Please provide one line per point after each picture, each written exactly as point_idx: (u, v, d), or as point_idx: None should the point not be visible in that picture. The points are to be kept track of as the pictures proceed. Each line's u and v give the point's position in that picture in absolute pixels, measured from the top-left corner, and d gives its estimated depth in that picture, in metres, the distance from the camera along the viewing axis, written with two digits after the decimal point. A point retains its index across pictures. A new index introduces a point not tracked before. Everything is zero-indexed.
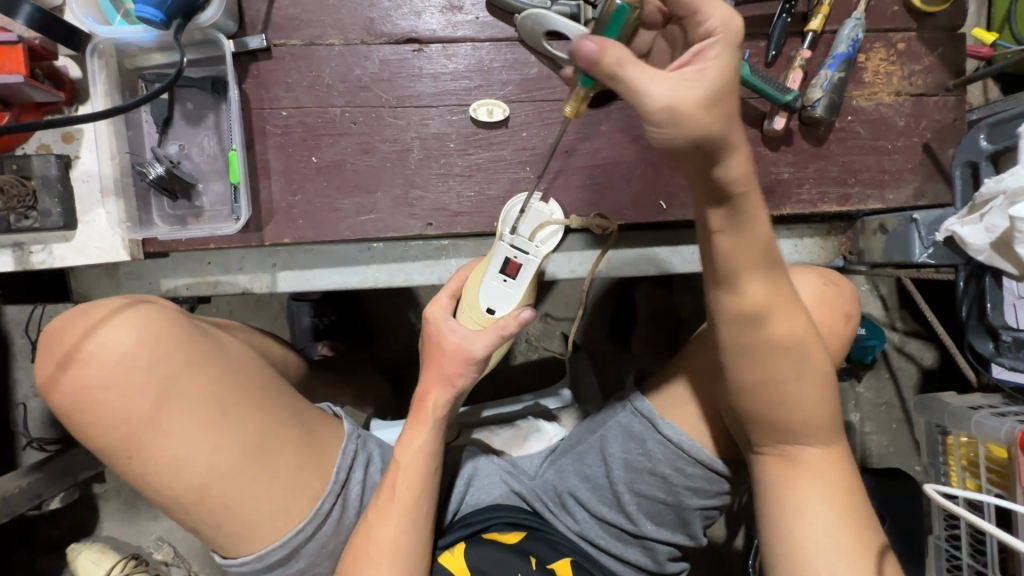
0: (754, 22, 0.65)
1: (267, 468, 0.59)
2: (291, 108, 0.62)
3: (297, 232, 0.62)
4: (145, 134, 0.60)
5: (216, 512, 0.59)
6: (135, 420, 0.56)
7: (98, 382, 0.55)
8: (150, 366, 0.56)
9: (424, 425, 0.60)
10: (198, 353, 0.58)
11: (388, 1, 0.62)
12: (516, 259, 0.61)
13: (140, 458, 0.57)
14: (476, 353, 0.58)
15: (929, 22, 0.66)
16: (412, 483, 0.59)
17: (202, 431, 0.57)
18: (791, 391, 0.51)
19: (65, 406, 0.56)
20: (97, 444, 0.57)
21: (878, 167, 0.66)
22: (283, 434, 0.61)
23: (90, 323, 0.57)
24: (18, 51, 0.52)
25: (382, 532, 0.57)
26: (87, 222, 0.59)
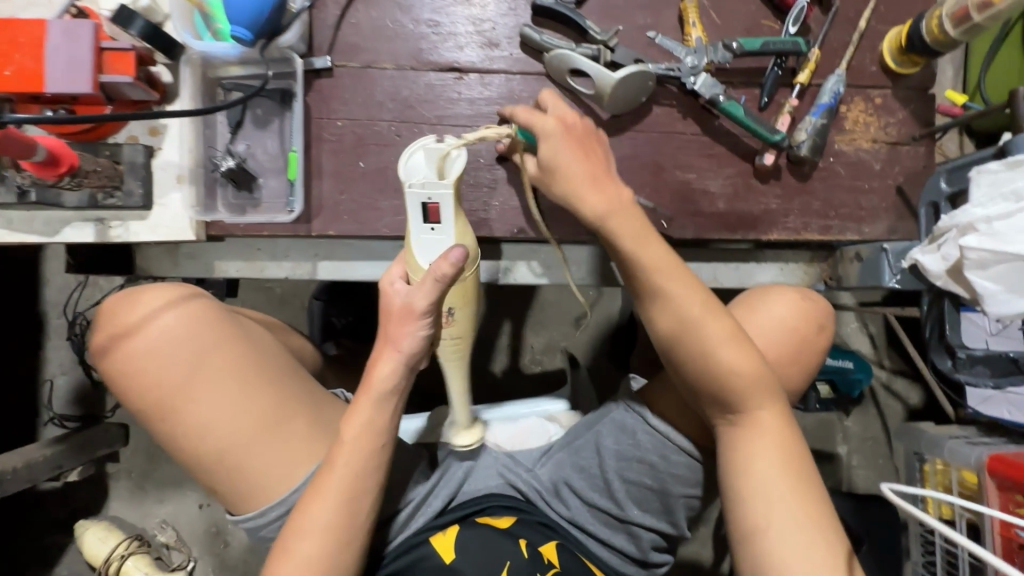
0: (751, 72, 0.75)
1: (279, 438, 0.64)
2: (346, 119, 0.72)
3: (341, 226, 0.71)
4: (219, 133, 0.70)
5: (232, 475, 0.64)
6: (169, 386, 0.62)
7: (139, 351, 0.61)
8: (184, 338, 0.62)
9: (367, 399, 0.61)
10: (226, 330, 0.65)
11: (436, 35, 0.73)
12: (432, 203, 0.54)
13: (169, 422, 0.62)
14: (417, 306, 0.56)
15: (903, 82, 0.76)
16: (358, 456, 0.60)
17: (223, 399, 0.62)
18: (735, 374, 0.57)
19: (109, 371, 0.63)
20: (137, 406, 0.63)
21: (856, 203, 0.75)
22: (295, 409, 0.66)
23: (137, 298, 0.63)
24: (130, 57, 0.61)
25: (324, 508, 0.59)
26: (161, 204, 0.67)
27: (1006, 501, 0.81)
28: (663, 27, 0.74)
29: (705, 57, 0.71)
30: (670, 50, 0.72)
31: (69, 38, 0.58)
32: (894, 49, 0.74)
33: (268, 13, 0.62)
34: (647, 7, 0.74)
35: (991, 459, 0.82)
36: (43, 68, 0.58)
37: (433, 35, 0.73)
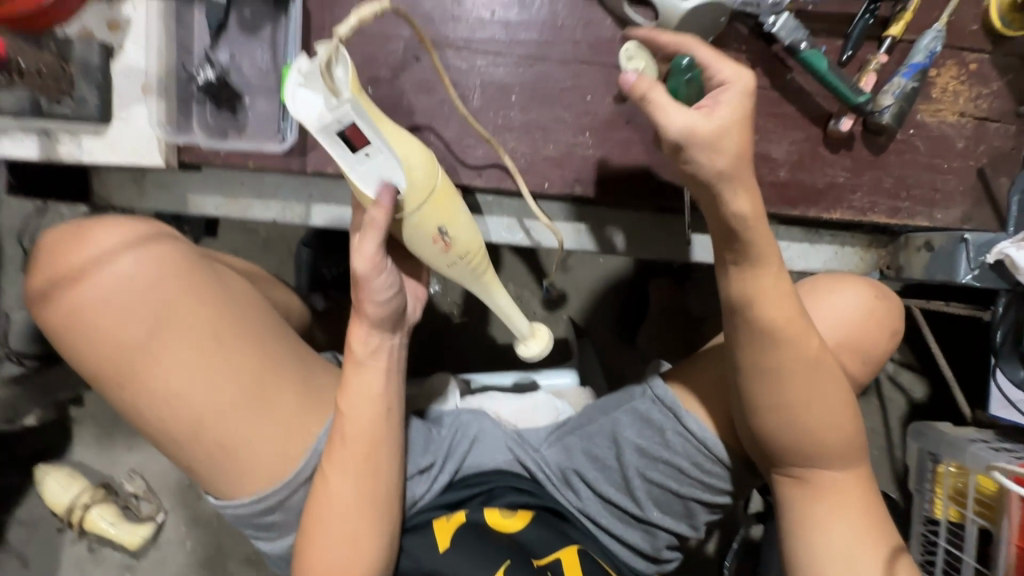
0: (835, 19, 0.63)
1: (264, 411, 0.56)
2: (352, 32, 0.59)
3: (341, 164, 0.60)
4: (196, 35, 0.56)
5: (211, 452, 0.55)
6: (133, 347, 0.52)
7: (96, 304, 0.51)
8: (152, 290, 0.52)
9: (356, 367, 0.56)
10: (204, 282, 0.54)
11: None
12: (349, 126, 0.47)
13: (133, 389, 0.53)
14: (364, 267, 0.51)
15: (1004, 46, 0.65)
16: (365, 428, 0.56)
17: (200, 365, 0.53)
18: (800, 379, 0.52)
19: (58, 327, 0.52)
20: (91, 369, 0.53)
21: (931, 185, 0.66)
22: (283, 379, 0.57)
23: (90, 239, 0.52)
24: None
25: (335, 481, 0.56)
26: (122, 118, 0.55)
27: None
28: None
29: None
30: None
31: None
32: (1004, 4, 0.63)
33: None
34: None
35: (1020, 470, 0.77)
36: None
37: None
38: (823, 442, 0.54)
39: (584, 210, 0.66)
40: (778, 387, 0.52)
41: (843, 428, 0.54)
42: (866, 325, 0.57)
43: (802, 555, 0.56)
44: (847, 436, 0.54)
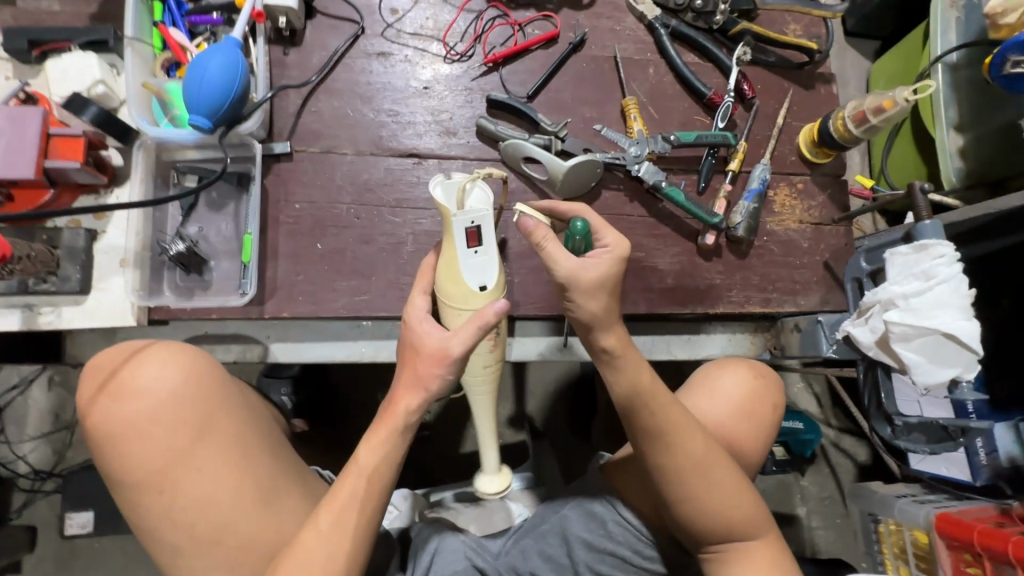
0: (687, 160, 0.82)
1: (278, 516, 0.60)
2: (303, 201, 0.72)
3: (296, 307, 0.70)
4: (170, 217, 0.69)
5: (227, 558, 0.58)
6: (179, 453, 0.57)
7: (147, 414, 0.57)
8: (197, 400, 0.59)
9: (392, 432, 0.56)
10: (238, 396, 0.63)
11: (396, 124, 0.76)
12: (474, 226, 0.57)
13: (169, 494, 0.57)
14: (452, 350, 0.54)
15: (820, 169, 0.85)
16: (363, 495, 0.55)
17: (230, 470, 0.59)
18: (699, 459, 0.60)
19: (102, 436, 0.57)
20: (126, 477, 0.57)
21: (790, 278, 0.81)
22: (293, 488, 0.63)
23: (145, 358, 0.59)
24: (79, 143, 0.59)
25: (309, 553, 0.53)
26: (101, 288, 0.64)
27: (957, 561, 0.84)
28: (608, 119, 0.81)
29: (646, 147, 0.77)
30: (614, 140, 0.78)
31: (12, 123, 0.57)
32: (808, 142, 0.83)
33: (230, 104, 0.63)
34: (592, 102, 0.81)
35: (938, 519, 0.86)
36: None
37: (393, 123, 0.76)
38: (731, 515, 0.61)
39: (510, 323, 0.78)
40: (674, 480, 0.60)
41: (745, 503, 0.62)
42: (750, 404, 0.69)
43: None
44: (747, 509, 0.61)
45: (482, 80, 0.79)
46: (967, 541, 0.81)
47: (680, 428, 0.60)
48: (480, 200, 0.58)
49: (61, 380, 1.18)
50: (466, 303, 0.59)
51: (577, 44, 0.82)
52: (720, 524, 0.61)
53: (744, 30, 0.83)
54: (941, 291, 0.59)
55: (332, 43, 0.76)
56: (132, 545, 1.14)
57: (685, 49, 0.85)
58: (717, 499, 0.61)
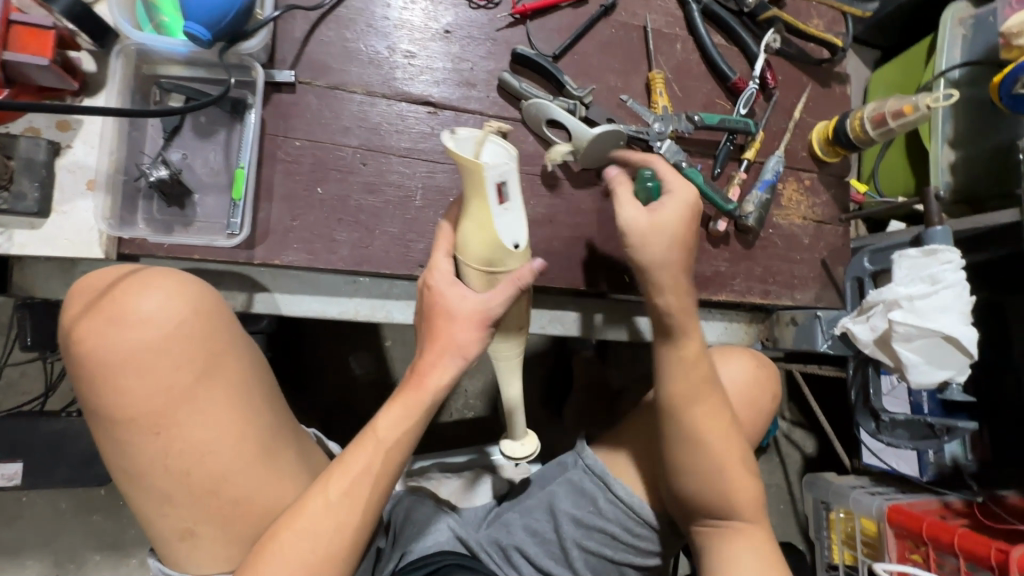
0: (706, 144, 0.80)
1: (272, 466, 0.61)
2: (305, 139, 0.65)
3: (290, 255, 0.63)
4: (148, 138, 0.60)
5: (218, 508, 0.58)
6: (179, 394, 0.55)
7: (148, 350, 0.54)
8: (201, 342, 0.56)
9: (416, 401, 0.57)
10: (243, 346, 0.61)
11: (411, 67, 0.70)
12: (500, 181, 0.54)
13: (165, 437, 0.55)
14: (491, 313, 0.56)
15: (827, 168, 0.86)
16: (376, 467, 0.56)
17: (232, 418, 0.58)
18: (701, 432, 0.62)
19: (95, 366, 0.54)
20: (119, 414, 0.54)
21: (790, 272, 0.82)
22: (287, 439, 0.64)
23: (146, 290, 0.55)
24: (49, 37, 0.50)
25: (324, 511, 0.54)
26: (63, 212, 0.56)
27: (902, 548, 0.90)
28: (632, 91, 0.78)
29: (671, 125, 0.75)
30: (638, 113, 0.76)
31: None
32: (821, 140, 0.84)
33: (235, 16, 0.55)
34: (618, 71, 0.78)
35: (890, 510, 0.91)
36: None
37: (408, 66, 0.70)
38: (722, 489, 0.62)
39: None
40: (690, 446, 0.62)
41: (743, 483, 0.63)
42: (751, 392, 0.70)
43: None
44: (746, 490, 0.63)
45: (508, 31, 0.74)
46: (915, 531, 0.86)
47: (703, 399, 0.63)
48: (498, 154, 0.54)
49: None
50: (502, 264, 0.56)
51: (609, 7, 0.78)
52: (712, 503, 0.62)
53: (775, 17, 0.82)
54: (946, 296, 0.62)
55: None
56: (65, 502, 1.06)
57: (714, 28, 0.83)
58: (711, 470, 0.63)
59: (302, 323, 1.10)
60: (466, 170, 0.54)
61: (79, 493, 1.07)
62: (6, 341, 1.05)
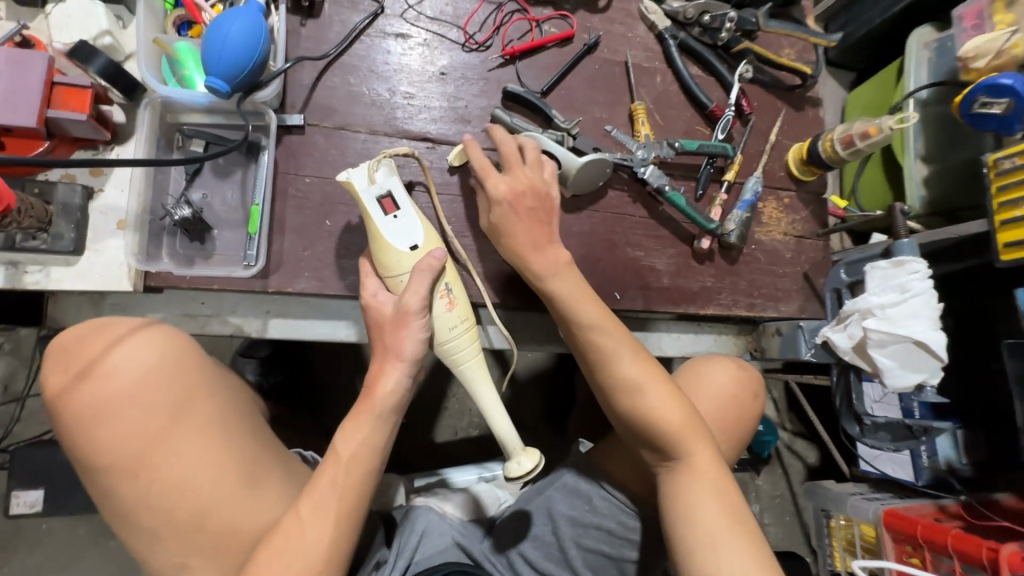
0: (688, 167, 0.85)
1: (261, 495, 0.57)
2: (314, 176, 0.71)
3: (302, 283, 0.68)
4: (172, 180, 0.66)
5: (208, 546, 0.54)
6: (151, 435, 0.53)
7: (117, 397, 0.52)
8: (171, 378, 0.54)
9: (372, 417, 0.58)
10: (218, 380, 0.59)
11: (411, 106, 0.76)
12: (386, 197, 0.62)
13: (143, 480, 0.53)
14: (410, 304, 0.59)
15: (805, 186, 0.91)
16: (343, 483, 0.55)
17: (211, 452, 0.55)
18: (655, 424, 0.62)
19: (66, 416, 0.52)
20: (96, 464, 0.52)
21: (774, 285, 0.86)
22: (274, 465, 0.60)
23: (112, 333, 0.55)
24: (86, 95, 0.56)
25: (308, 523, 0.54)
26: (95, 249, 0.61)
27: (900, 552, 0.92)
28: (616, 121, 0.84)
29: (653, 151, 0.80)
30: (622, 141, 0.81)
31: (12, 66, 0.53)
32: (797, 160, 0.89)
33: (250, 69, 0.61)
34: (603, 103, 0.84)
35: (886, 514, 0.93)
36: None
37: (408, 106, 0.76)
38: (679, 481, 0.61)
39: (512, 315, 0.81)
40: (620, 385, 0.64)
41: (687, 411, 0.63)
42: (720, 383, 0.73)
43: (691, 538, 0.59)
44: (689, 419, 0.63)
45: (499, 71, 0.80)
46: (910, 533, 0.88)
47: (615, 337, 0.65)
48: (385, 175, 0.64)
49: (11, 348, 1.10)
50: (400, 265, 0.61)
51: (592, 45, 0.84)
52: (655, 438, 0.62)
53: (747, 49, 0.88)
54: (915, 303, 0.66)
55: (352, 18, 0.75)
56: (83, 528, 1.10)
57: (691, 61, 0.89)
58: (647, 404, 0.63)
59: (310, 347, 1.14)
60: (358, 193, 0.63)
61: (97, 519, 1.10)
62: (29, 373, 1.10)
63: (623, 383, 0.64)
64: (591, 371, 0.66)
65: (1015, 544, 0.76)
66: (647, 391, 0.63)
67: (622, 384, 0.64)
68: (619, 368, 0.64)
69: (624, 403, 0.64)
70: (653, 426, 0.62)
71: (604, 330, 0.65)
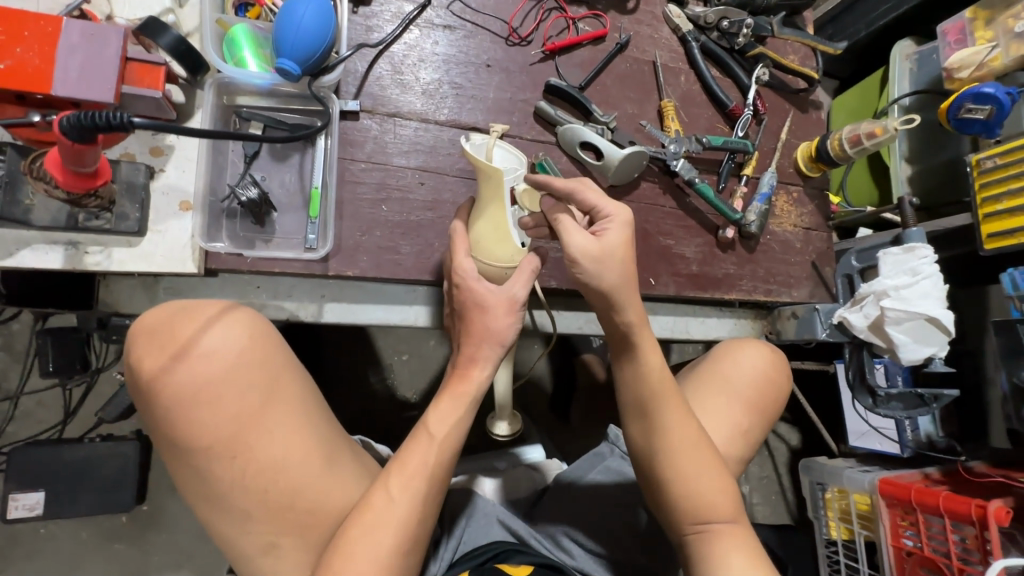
0: (711, 162, 0.91)
1: (342, 475, 0.58)
2: (368, 162, 0.71)
3: (359, 267, 0.69)
4: (231, 162, 0.66)
5: (295, 524, 0.55)
6: (247, 416, 0.53)
7: (214, 379, 0.52)
8: (260, 362, 0.54)
9: (462, 394, 0.60)
10: (296, 363, 0.59)
11: (459, 96, 0.78)
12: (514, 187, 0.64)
13: (239, 460, 0.52)
14: (519, 296, 0.61)
15: (811, 182, 0.99)
16: (433, 461, 0.56)
17: (300, 432, 0.56)
18: (691, 484, 0.62)
19: (160, 398, 0.51)
20: (191, 444, 0.52)
21: (787, 272, 0.93)
22: (347, 447, 0.61)
23: (201, 315, 0.54)
24: (160, 72, 0.57)
25: (398, 500, 0.54)
26: (158, 230, 0.60)
27: (895, 517, 1.01)
28: (647, 116, 0.88)
29: (683, 146, 0.85)
30: (655, 136, 0.86)
31: (89, 40, 0.53)
32: (805, 157, 0.96)
33: (320, 53, 0.62)
34: (635, 100, 0.88)
35: (881, 483, 1.01)
36: (52, 69, 0.51)
37: (457, 95, 0.77)
38: (718, 554, 0.60)
39: (553, 299, 0.84)
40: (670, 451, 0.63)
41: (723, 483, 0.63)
42: (752, 379, 0.79)
43: None
44: (724, 493, 0.62)
45: (540, 66, 0.83)
46: (906, 499, 0.97)
47: (672, 409, 0.63)
48: (505, 160, 0.64)
49: (4, 343, 1.03)
50: (513, 258, 0.64)
51: (624, 44, 0.88)
52: (690, 506, 0.62)
53: (761, 54, 0.95)
54: (925, 285, 0.74)
55: (402, 9, 0.77)
56: (85, 532, 1.05)
57: (710, 63, 0.95)
58: (690, 473, 0.62)
59: (325, 339, 1.13)
60: (483, 175, 0.61)
61: (100, 522, 1.05)
62: (24, 368, 1.04)
63: (663, 437, 0.63)
64: (632, 418, 0.65)
65: (999, 501, 0.86)
66: (689, 449, 0.63)
67: (667, 438, 0.63)
68: (664, 420, 0.63)
69: (661, 460, 0.63)
70: (694, 487, 0.62)
71: (654, 379, 0.63)
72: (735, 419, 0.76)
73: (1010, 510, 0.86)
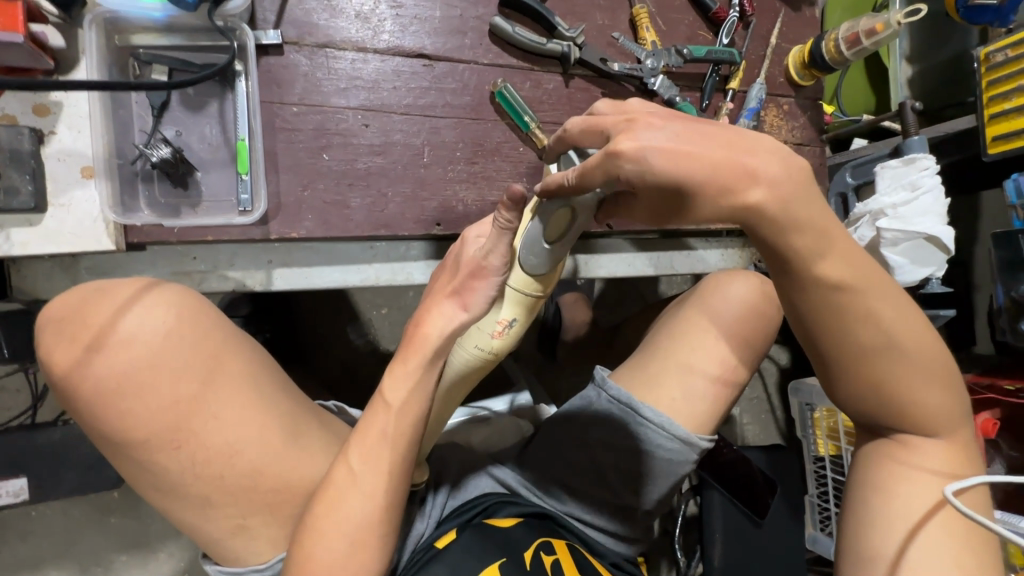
0: (692, 77, 0.81)
1: (305, 450, 0.56)
2: (302, 104, 0.62)
3: (306, 227, 0.62)
4: (136, 116, 0.58)
5: (262, 502, 0.54)
6: (185, 405, 0.51)
7: (139, 367, 0.50)
8: (195, 346, 0.52)
9: (423, 361, 0.49)
10: (241, 339, 0.56)
11: (398, 14, 0.66)
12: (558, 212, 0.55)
13: (186, 449, 0.51)
14: (493, 264, 0.47)
15: (803, 92, 0.89)
16: (393, 433, 0.51)
17: (248, 413, 0.54)
18: (905, 404, 0.48)
19: (88, 394, 0.49)
20: (130, 438, 0.50)
21: None
22: (310, 417, 0.59)
23: (119, 303, 0.51)
24: (16, 8, 0.47)
25: (365, 474, 0.50)
26: (61, 205, 0.53)
27: None
28: (619, 27, 0.77)
29: (662, 59, 0.76)
30: (629, 50, 0.76)
31: None
32: (798, 64, 0.86)
33: None
34: (604, 8, 0.77)
35: None
36: None
37: (396, 17, 0.66)
38: (900, 477, 0.51)
39: None
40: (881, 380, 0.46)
41: (933, 393, 0.48)
42: (745, 314, 0.74)
43: (887, 519, 0.51)
44: (938, 404, 0.48)
45: None
46: None
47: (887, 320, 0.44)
48: None
49: None
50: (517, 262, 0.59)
51: None
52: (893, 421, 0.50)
53: None
54: (925, 200, 0.71)
55: None
56: (78, 509, 1.05)
57: None
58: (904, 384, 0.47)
59: (295, 301, 1.07)
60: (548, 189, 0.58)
61: (91, 498, 1.05)
62: None
63: (868, 373, 0.46)
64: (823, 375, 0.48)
65: (987, 414, 0.88)
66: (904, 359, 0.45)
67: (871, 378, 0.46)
68: (895, 373, 0.46)
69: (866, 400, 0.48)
70: (910, 425, 0.49)
71: (888, 333, 0.44)
72: (725, 356, 0.73)
73: (997, 421, 0.86)
